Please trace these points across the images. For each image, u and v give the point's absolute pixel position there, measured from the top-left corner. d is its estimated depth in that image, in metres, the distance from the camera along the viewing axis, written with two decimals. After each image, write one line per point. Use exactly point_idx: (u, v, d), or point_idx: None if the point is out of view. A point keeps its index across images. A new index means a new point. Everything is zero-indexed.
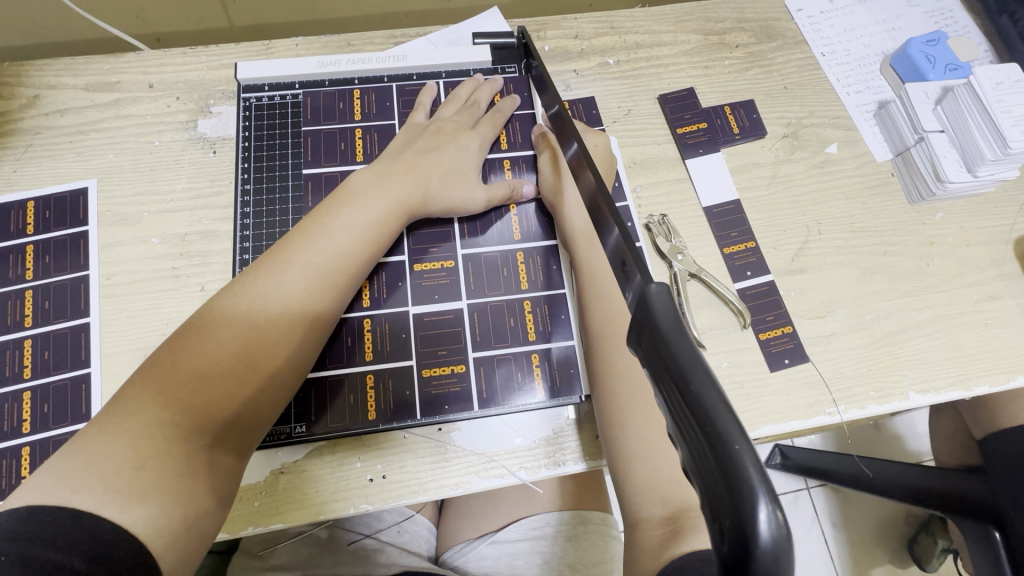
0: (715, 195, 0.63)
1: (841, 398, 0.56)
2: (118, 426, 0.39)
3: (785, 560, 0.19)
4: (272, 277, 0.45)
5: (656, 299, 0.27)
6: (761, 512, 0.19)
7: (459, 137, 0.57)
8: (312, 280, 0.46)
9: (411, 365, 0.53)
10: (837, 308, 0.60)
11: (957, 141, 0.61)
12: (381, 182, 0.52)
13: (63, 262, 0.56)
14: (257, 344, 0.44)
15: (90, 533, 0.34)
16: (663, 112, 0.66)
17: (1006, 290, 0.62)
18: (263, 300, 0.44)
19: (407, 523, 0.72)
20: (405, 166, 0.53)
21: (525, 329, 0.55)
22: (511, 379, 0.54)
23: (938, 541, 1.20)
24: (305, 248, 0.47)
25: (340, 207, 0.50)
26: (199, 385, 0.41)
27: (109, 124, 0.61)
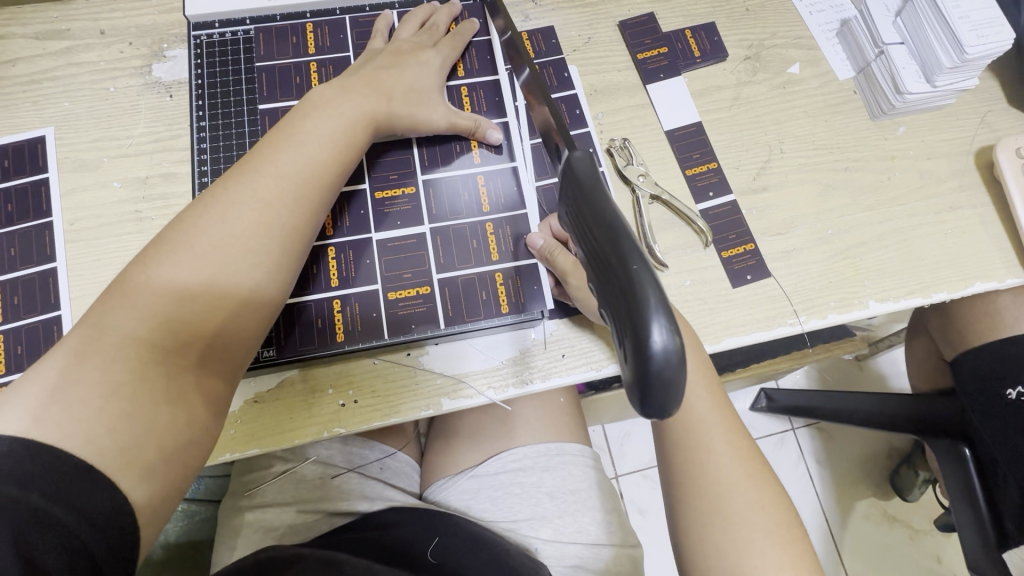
0: (677, 119, 0.63)
1: (802, 310, 0.58)
2: (91, 348, 0.39)
3: (681, 363, 0.23)
4: (239, 196, 0.45)
5: (578, 163, 0.29)
6: (654, 324, 0.23)
7: (419, 57, 0.57)
8: (280, 197, 0.46)
9: (377, 289, 0.54)
10: (799, 225, 0.61)
11: (916, 53, 0.61)
12: (344, 98, 0.51)
13: (26, 210, 0.56)
14: (229, 262, 0.44)
15: (51, 468, 0.35)
16: (623, 38, 0.66)
17: (965, 201, 0.62)
18: (231, 220, 0.45)
19: (389, 460, 0.74)
20: (365, 80, 0.53)
21: (488, 250, 0.56)
22: (476, 297, 0.54)
23: (919, 471, 1.24)
24: (272, 160, 0.47)
25: (303, 125, 0.49)
26: (171, 302, 0.42)
27: (61, 72, 0.60)
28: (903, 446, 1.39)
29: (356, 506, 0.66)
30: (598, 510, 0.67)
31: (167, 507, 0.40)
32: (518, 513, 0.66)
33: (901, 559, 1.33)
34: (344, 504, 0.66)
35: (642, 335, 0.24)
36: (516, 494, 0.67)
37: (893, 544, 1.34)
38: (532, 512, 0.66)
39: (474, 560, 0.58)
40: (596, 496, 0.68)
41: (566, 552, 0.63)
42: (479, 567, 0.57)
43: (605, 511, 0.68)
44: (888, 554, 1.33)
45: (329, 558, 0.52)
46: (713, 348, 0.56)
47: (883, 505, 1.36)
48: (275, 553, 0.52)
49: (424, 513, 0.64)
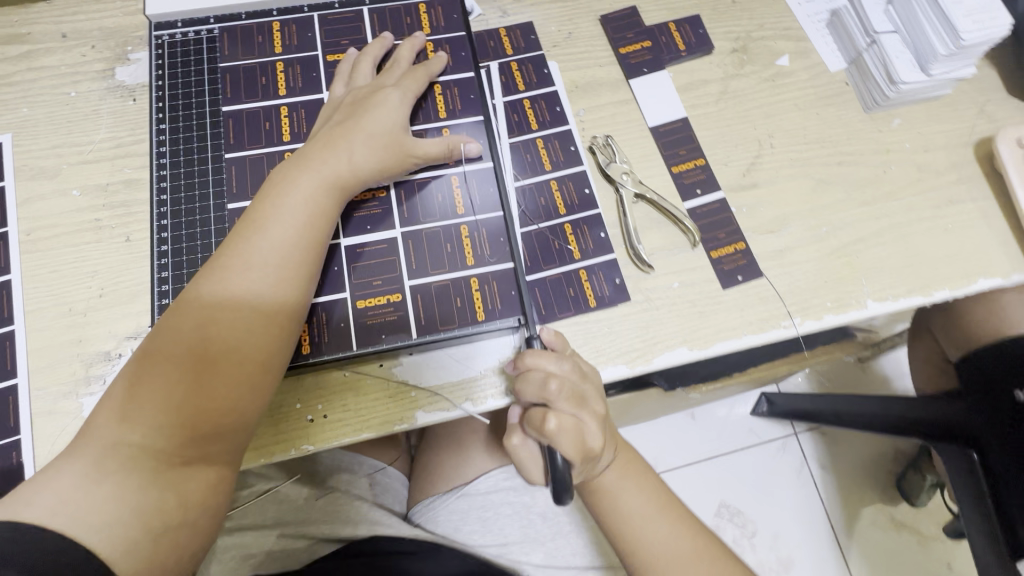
0: (662, 114, 0.61)
1: (796, 311, 0.55)
2: (86, 443, 0.41)
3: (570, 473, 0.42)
4: (213, 289, 0.44)
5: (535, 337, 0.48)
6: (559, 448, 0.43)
7: (380, 98, 0.52)
8: (259, 283, 0.45)
9: (345, 297, 0.51)
10: (791, 222, 0.58)
11: (910, 41, 0.59)
12: (322, 164, 0.49)
13: None
14: (210, 365, 0.43)
15: (36, 543, 0.36)
16: (605, 32, 0.63)
17: (966, 193, 0.60)
18: (216, 305, 0.44)
19: (378, 475, 0.72)
20: (325, 141, 0.50)
21: (463, 254, 0.53)
22: (450, 304, 0.51)
23: (926, 476, 1.20)
24: (255, 233, 0.46)
25: (283, 197, 0.47)
26: (153, 398, 0.41)
27: (21, 77, 0.58)
28: (907, 449, 1.37)
29: (336, 533, 0.61)
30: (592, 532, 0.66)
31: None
32: (509, 532, 0.63)
33: (910, 566, 1.29)
34: (325, 531, 0.62)
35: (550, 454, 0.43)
36: (506, 514, 0.64)
37: (901, 550, 1.30)
38: (523, 533, 0.63)
39: None
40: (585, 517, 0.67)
41: None
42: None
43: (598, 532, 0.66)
44: (896, 561, 1.29)
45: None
46: (702, 355, 0.53)
47: (889, 511, 1.33)
48: None
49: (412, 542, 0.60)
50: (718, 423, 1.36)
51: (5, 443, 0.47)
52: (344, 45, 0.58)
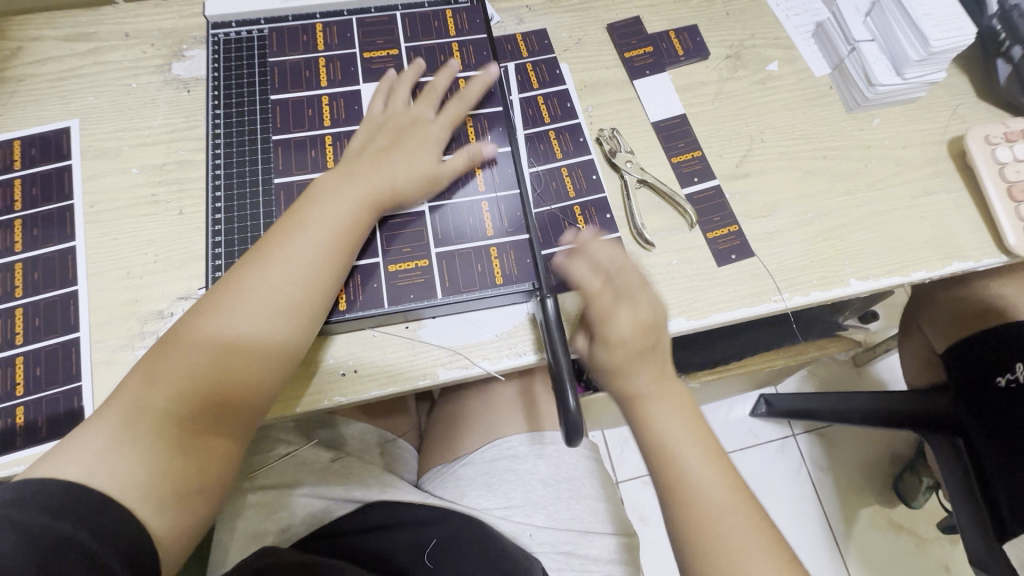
0: (663, 111, 0.67)
1: (785, 287, 0.60)
2: (119, 409, 0.46)
3: (579, 417, 0.47)
4: (245, 283, 0.49)
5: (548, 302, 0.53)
6: (571, 397, 0.48)
7: (420, 131, 0.59)
8: (286, 284, 0.50)
9: (377, 262, 0.56)
10: (780, 209, 0.63)
11: (886, 49, 0.65)
12: (353, 180, 0.54)
13: (49, 193, 0.59)
14: (239, 352, 0.48)
15: (81, 495, 0.42)
16: (611, 39, 0.70)
17: (940, 185, 0.65)
18: (243, 300, 0.49)
19: (389, 445, 0.76)
20: (366, 160, 0.56)
21: (484, 225, 0.58)
22: (472, 271, 0.57)
23: (923, 478, 1.23)
24: (285, 239, 0.51)
25: (312, 208, 0.53)
26: (183, 378, 0.47)
27: (89, 70, 0.65)
28: (904, 452, 1.40)
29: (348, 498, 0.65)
30: (595, 500, 0.67)
31: (179, 543, 0.46)
32: (512, 497, 0.65)
33: (907, 567, 1.31)
34: (338, 496, 0.66)
35: (563, 401, 0.48)
36: (509, 480, 0.66)
37: (898, 551, 1.32)
38: (525, 498, 0.65)
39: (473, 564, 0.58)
40: (590, 484, 0.68)
41: (557, 539, 0.64)
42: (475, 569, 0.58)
43: (600, 499, 0.68)
44: (894, 563, 1.31)
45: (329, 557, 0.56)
46: (701, 323, 0.58)
47: (886, 512, 1.35)
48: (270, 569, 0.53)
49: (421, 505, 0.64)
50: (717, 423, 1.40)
51: (67, 388, 0.53)
52: (380, 44, 0.65)
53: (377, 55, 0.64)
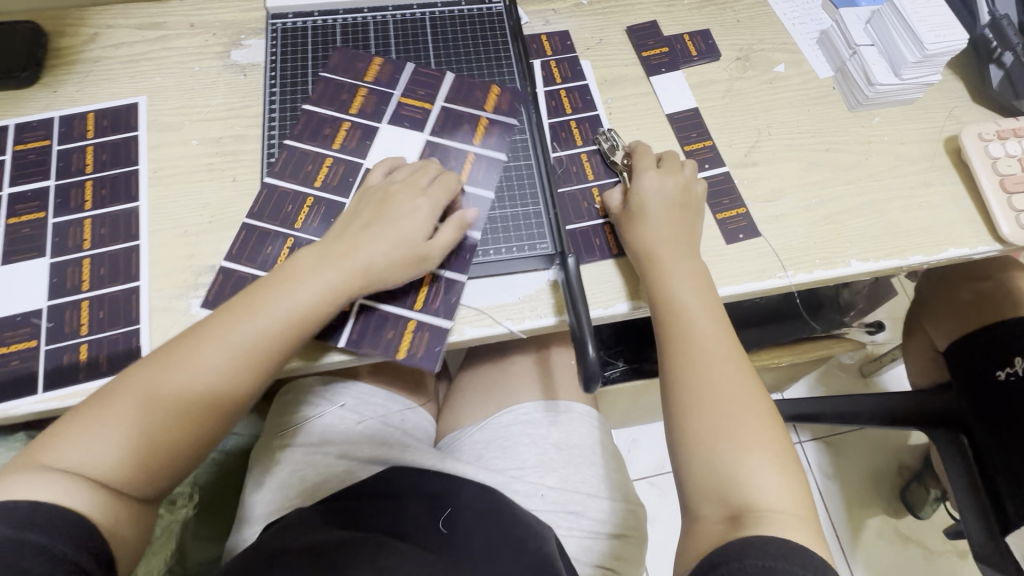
0: (676, 104, 0.72)
1: (789, 265, 0.64)
2: (69, 450, 0.47)
3: (598, 371, 0.52)
4: (206, 344, 0.51)
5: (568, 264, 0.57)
6: (590, 353, 0.53)
7: (404, 221, 0.58)
8: (224, 364, 0.51)
9: None
10: (786, 195, 0.68)
11: (885, 53, 0.71)
12: (316, 266, 0.55)
13: (117, 159, 0.66)
14: (192, 403, 0.51)
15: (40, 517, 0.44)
16: (630, 40, 0.76)
17: (937, 179, 0.70)
18: (204, 360, 0.51)
19: (410, 413, 0.76)
20: (342, 249, 0.56)
21: (502, 193, 0.64)
22: (490, 233, 0.62)
23: (931, 490, 1.23)
24: (256, 303, 0.53)
25: (284, 274, 0.55)
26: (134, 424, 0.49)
27: (157, 54, 0.72)
28: (912, 464, 1.40)
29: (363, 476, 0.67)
30: (605, 467, 0.71)
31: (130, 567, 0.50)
32: (525, 459, 0.68)
33: None
34: (350, 476, 0.67)
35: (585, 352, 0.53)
36: (523, 443, 0.70)
37: (906, 563, 1.32)
38: (538, 460, 0.68)
39: (483, 529, 0.61)
40: (601, 452, 0.72)
41: (567, 499, 0.67)
42: (490, 540, 0.60)
43: (609, 467, 0.71)
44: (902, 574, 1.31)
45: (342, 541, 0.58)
46: None
47: (894, 523, 1.35)
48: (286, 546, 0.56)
49: (437, 474, 0.67)
50: None
51: (127, 330, 0.57)
52: (420, 94, 0.68)
53: (416, 94, 0.68)
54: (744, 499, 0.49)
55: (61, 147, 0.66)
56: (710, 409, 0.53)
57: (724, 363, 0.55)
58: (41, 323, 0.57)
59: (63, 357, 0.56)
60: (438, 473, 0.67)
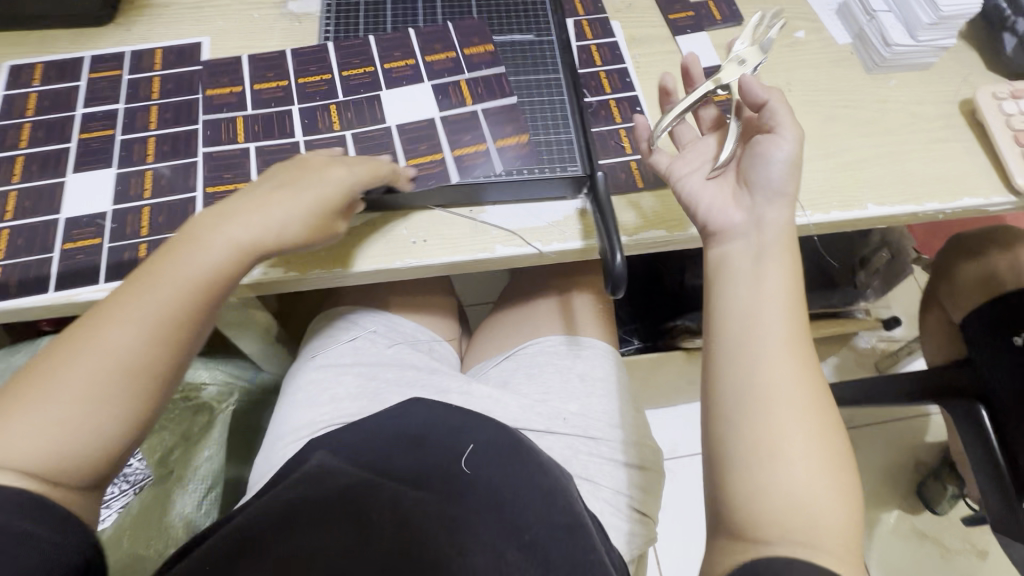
0: (700, 61, 0.77)
1: (808, 206, 0.67)
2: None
3: (623, 278, 0.55)
4: (111, 321, 0.50)
5: (598, 180, 0.61)
6: (616, 261, 0.56)
7: (317, 178, 0.57)
8: (130, 342, 0.49)
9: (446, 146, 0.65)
10: (805, 144, 0.71)
11: (901, 18, 0.75)
12: (213, 234, 0.54)
13: (180, 89, 0.71)
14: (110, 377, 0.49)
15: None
16: (658, 4, 0.81)
17: (953, 135, 0.72)
18: (113, 334, 0.50)
19: (438, 345, 0.79)
20: (242, 213, 0.55)
21: (537, 123, 0.67)
22: (527, 157, 0.65)
23: (948, 486, 1.20)
24: (156, 274, 0.52)
25: (178, 249, 0.54)
26: (52, 407, 0.47)
27: (221, 2, 0.78)
28: (930, 461, 1.35)
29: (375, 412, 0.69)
30: (626, 401, 0.73)
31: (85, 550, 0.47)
32: (551, 387, 0.72)
33: None
34: (364, 412, 0.69)
35: (611, 264, 0.56)
36: (549, 372, 0.73)
37: (924, 561, 1.28)
38: (561, 388, 0.72)
39: (504, 468, 0.60)
40: (623, 388, 0.74)
41: (588, 426, 0.70)
42: (519, 477, 0.60)
43: (629, 402, 0.73)
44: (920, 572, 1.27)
45: (363, 484, 0.57)
46: None
47: (911, 519, 1.31)
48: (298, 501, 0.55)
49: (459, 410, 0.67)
50: None
51: None
52: (440, 50, 0.71)
53: (467, 53, 0.71)
54: (803, 517, 0.44)
55: (130, 77, 0.72)
56: (769, 416, 0.47)
57: (787, 362, 0.49)
58: (105, 224, 0.62)
59: (124, 254, 0.60)
60: (461, 411, 0.67)
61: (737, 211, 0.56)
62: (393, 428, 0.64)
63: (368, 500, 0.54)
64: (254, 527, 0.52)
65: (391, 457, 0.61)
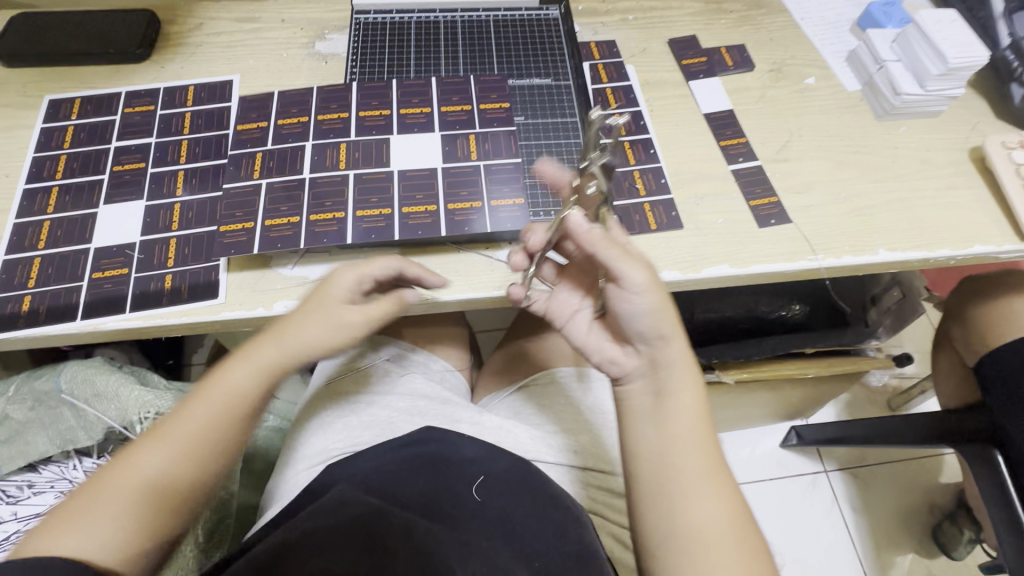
0: (713, 105, 0.79)
1: (819, 250, 0.68)
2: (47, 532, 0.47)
3: None
4: (172, 425, 0.53)
5: None
6: None
7: (334, 286, 0.57)
8: (163, 461, 0.51)
9: (467, 185, 0.66)
10: (816, 188, 0.72)
11: (910, 67, 0.77)
12: (243, 362, 0.56)
13: (211, 124, 0.74)
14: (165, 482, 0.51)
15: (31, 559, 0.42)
16: (671, 50, 0.84)
17: (962, 183, 0.73)
18: (171, 436, 0.52)
19: (450, 375, 0.80)
20: (282, 324, 0.58)
21: None
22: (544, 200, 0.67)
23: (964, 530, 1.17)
24: (214, 384, 0.55)
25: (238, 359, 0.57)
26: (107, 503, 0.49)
27: (252, 42, 0.82)
28: (945, 503, 1.31)
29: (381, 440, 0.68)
30: None
31: None
32: (562, 421, 0.72)
33: None
34: (370, 441, 0.68)
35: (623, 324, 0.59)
36: (560, 404, 0.73)
37: None
38: (572, 421, 0.72)
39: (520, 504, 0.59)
40: None
41: (600, 459, 0.70)
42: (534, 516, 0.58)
43: None
44: None
45: (376, 512, 0.54)
46: (742, 273, 0.66)
47: (927, 564, 1.26)
48: (307, 528, 0.51)
49: (471, 439, 0.65)
50: (749, 446, 1.35)
51: (208, 266, 0.63)
52: (457, 101, 0.72)
53: (490, 94, 0.73)
54: None
55: (163, 112, 0.75)
56: (700, 557, 0.47)
57: (705, 496, 0.49)
58: (133, 255, 0.64)
59: (150, 284, 0.62)
60: (474, 441, 0.66)
61: (626, 356, 0.56)
62: (404, 460, 0.63)
63: (383, 529, 0.52)
64: (267, 553, 0.48)
65: (401, 488, 0.60)
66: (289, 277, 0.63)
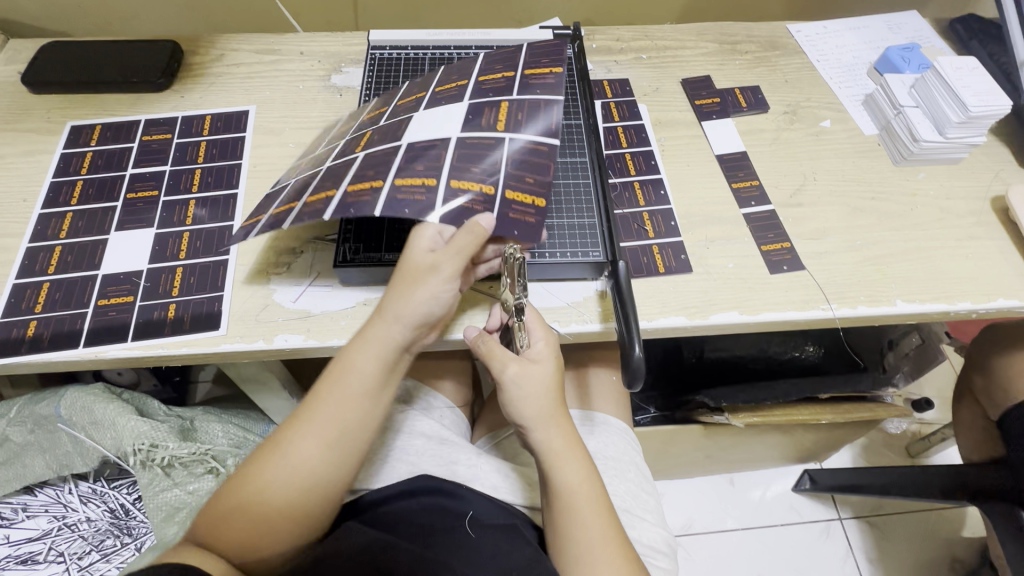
0: (725, 146, 0.78)
1: (833, 299, 0.66)
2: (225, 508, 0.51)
3: (643, 369, 0.55)
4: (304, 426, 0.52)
5: (620, 268, 0.61)
6: (637, 350, 0.56)
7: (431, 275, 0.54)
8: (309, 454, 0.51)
9: (470, 170, 0.59)
10: (830, 234, 0.71)
11: (929, 113, 0.75)
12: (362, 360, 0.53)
13: (224, 154, 0.75)
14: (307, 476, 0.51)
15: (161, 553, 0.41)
16: (685, 90, 0.84)
17: (985, 233, 0.71)
18: (310, 437, 0.52)
19: (449, 412, 0.78)
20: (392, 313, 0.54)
21: (560, 201, 0.68)
22: (550, 237, 0.66)
23: None
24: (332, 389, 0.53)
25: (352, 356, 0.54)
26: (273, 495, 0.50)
27: (271, 73, 0.84)
28: (967, 558, 1.24)
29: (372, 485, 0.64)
30: (640, 484, 0.70)
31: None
32: None
33: None
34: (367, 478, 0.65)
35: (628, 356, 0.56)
36: None
37: None
38: None
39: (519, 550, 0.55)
40: (636, 471, 0.71)
41: None
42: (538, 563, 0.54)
43: (643, 486, 0.70)
44: None
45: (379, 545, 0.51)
46: (752, 320, 0.64)
47: None
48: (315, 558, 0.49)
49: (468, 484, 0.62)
50: (759, 489, 1.31)
51: (212, 296, 0.64)
52: (497, 70, 0.69)
53: (526, 73, 0.69)
54: None
55: (179, 141, 0.76)
56: None
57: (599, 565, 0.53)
58: (140, 283, 0.64)
59: (153, 313, 0.62)
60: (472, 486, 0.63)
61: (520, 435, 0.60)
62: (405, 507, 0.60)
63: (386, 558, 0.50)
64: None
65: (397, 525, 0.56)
66: (291, 311, 0.63)
